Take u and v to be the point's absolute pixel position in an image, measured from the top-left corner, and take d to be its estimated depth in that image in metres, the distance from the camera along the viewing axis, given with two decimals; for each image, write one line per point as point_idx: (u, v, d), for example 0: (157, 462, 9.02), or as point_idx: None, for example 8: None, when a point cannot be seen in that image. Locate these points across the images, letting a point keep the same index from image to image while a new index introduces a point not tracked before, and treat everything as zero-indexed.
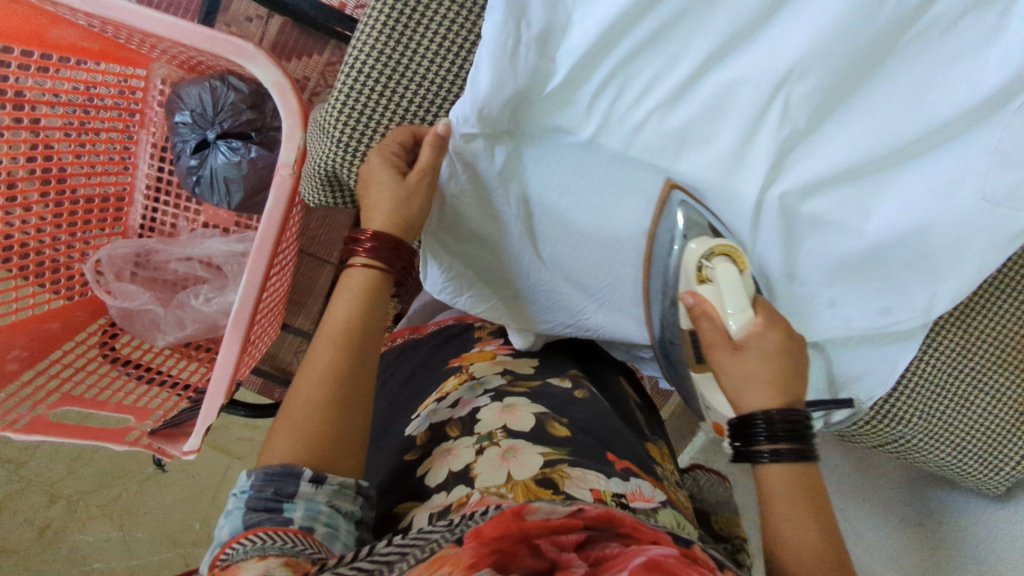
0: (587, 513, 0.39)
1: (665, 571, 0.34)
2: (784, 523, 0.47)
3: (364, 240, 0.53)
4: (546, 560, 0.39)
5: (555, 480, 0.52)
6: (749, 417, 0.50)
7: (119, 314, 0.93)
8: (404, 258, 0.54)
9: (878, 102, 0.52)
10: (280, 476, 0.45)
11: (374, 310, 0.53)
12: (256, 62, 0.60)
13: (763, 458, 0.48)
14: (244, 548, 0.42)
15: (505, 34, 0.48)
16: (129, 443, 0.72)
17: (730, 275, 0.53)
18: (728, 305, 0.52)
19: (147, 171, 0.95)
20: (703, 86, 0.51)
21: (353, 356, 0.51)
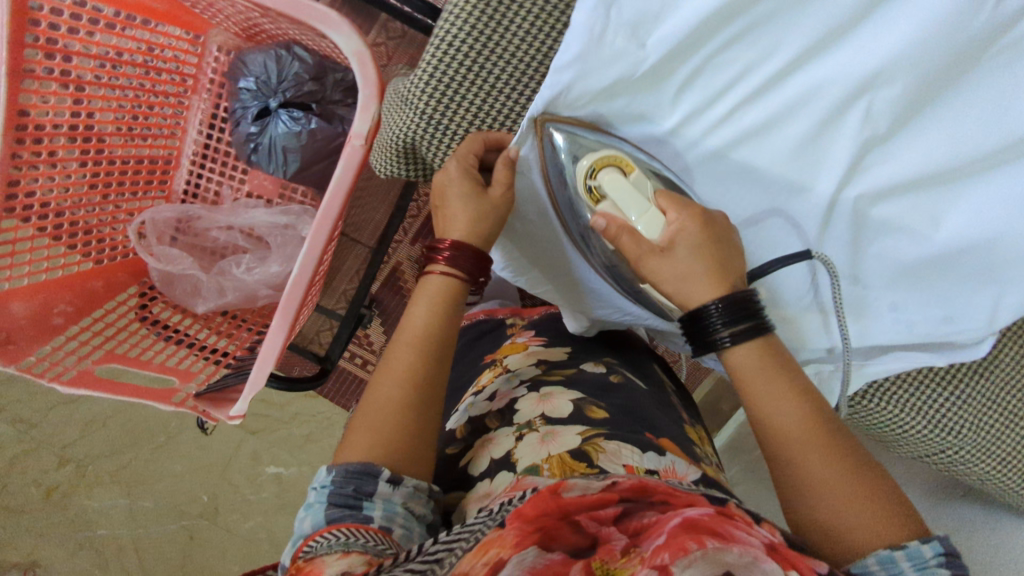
0: (620, 486, 0.38)
1: (703, 530, 0.36)
2: (769, 399, 0.49)
3: (443, 249, 0.55)
4: (589, 536, 0.39)
5: (589, 452, 0.54)
6: (700, 310, 0.50)
7: (160, 278, 0.92)
8: (481, 269, 0.56)
9: (959, 111, 0.52)
10: (358, 475, 0.47)
11: (448, 314, 0.55)
12: (339, 30, 0.60)
13: (724, 343, 0.50)
14: (327, 542, 0.43)
15: (594, 20, 0.47)
16: (175, 404, 0.72)
17: (618, 184, 0.52)
18: (633, 211, 0.52)
19: (195, 138, 0.95)
20: (790, 83, 0.51)
21: (429, 357, 0.53)
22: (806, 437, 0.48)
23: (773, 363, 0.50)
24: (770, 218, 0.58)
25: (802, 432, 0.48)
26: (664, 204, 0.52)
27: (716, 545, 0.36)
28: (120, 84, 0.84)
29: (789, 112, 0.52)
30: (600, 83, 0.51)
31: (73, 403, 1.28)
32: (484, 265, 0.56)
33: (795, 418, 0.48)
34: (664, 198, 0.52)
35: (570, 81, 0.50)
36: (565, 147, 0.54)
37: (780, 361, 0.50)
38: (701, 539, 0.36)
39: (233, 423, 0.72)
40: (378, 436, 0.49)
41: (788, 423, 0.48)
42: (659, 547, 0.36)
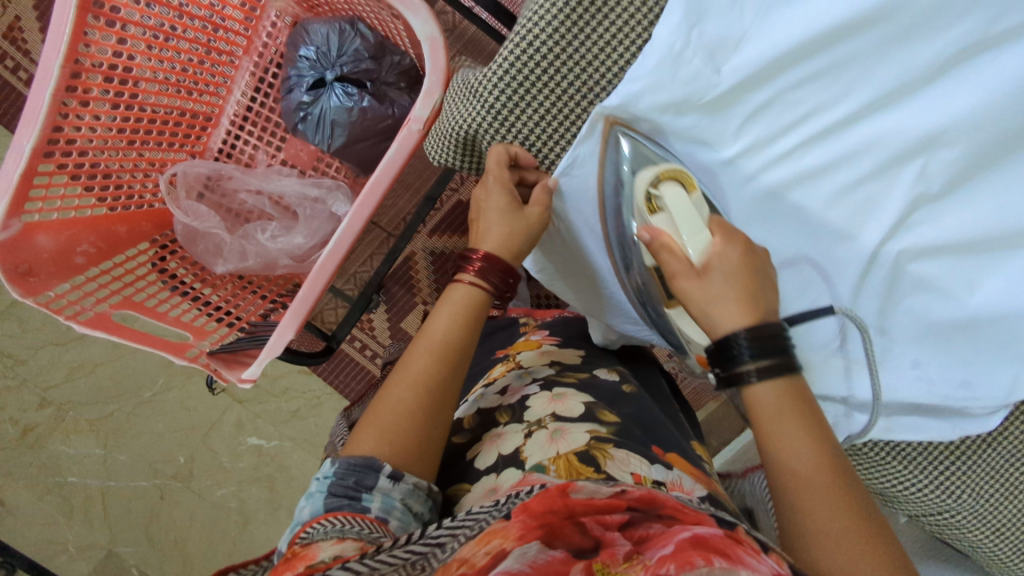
0: (630, 495, 0.38)
1: (711, 547, 0.33)
2: (783, 441, 0.44)
3: (477, 259, 0.54)
4: (591, 539, 0.36)
5: (598, 456, 0.52)
6: (728, 338, 0.47)
7: (183, 234, 0.91)
8: (507, 282, 0.56)
9: (1015, 182, 0.53)
10: (360, 468, 0.45)
11: (471, 324, 0.53)
12: (417, 14, 0.62)
13: (750, 377, 0.45)
14: (324, 528, 0.41)
15: (675, 37, 0.50)
16: (189, 359, 0.72)
17: (679, 199, 0.52)
18: (684, 230, 0.51)
19: (239, 99, 0.96)
20: (852, 132, 0.53)
21: (449, 363, 0.51)
22: (823, 482, 0.42)
23: (798, 402, 0.45)
24: (810, 262, 0.58)
25: (818, 474, 0.42)
26: (713, 228, 0.51)
27: (724, 565, 0.32)
28: (179, 35, 0.83)
29: (843, 159, 0.53)
30: (670, 99, 0.52)
31: (63, 347, 1.25)
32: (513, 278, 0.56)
33: (814, 461, 0.42)
34: (716, 223, 0.51)
35: (639, 92, 0.52)
36: (626, 154, 0.55)
37: (802, 400, 0.45)
38: (709, 556, 0.32)
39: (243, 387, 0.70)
40: (396, 422, 0.47)
41: (805, 466, 0.42)
42: (665, 558, 0.33)
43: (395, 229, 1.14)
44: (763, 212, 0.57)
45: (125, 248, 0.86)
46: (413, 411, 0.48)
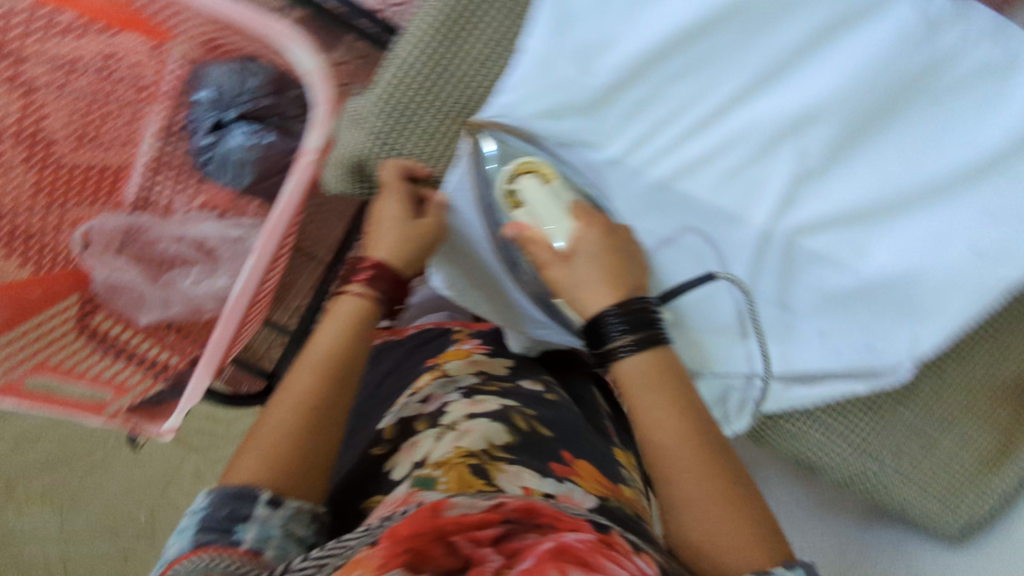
0: (506, 507, 0.39)
1: (569, 558, 0.34)
2: (650, 409, 0.47)
3: (364, 270, 0.54)
4: (461, 558, 0.36)
5: (489, 470, 0.51)
6: (597, 317, 0.49)
7: (104, 290, 0.89)
8: (399, 291, 0.56)
9: (884, 151, 0.56)
10: (236, 498, 0.44)
11: (360, 338, 0.54)
12: (299, 47, 0.62)
13: (617, 352, 0.48)
14: (191, 565, 0.39)
15: (547, 45, 0.51)
16: (106, 416, 0.70)
17: (536, 190, 0.55)
18: (546, 221, 0.53)
19: (148, 148, 0.94)
20: (728, 121, 0.55)
21: (340, 378, 0.51)
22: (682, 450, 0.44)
23: (666, 374, 0.48)
24: (710, 251, 0.59)
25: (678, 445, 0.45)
26: (575, 214, 0.53)
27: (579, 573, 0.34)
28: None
29: (721, 146, 0.55)
30: (554, 102, 0.53)
31: (9, 417, 1.23)
32: (401, 290, 0.57)
33: (676, 431, 0.45)
34: (576, 209, 0.54)
35: (520, 99, 0.53)
36: (493, 154, 0.56)
37: (668, 374, 0.48)
38: (564, 567, 0.34)
39: (162, 439, 0.70)
40: (279, 442, 0.47)
41: (669, 440, 0.45)
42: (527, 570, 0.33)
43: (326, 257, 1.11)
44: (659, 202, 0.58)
45: (37, 312, 0.84)
46: (299, 430, 0.48)
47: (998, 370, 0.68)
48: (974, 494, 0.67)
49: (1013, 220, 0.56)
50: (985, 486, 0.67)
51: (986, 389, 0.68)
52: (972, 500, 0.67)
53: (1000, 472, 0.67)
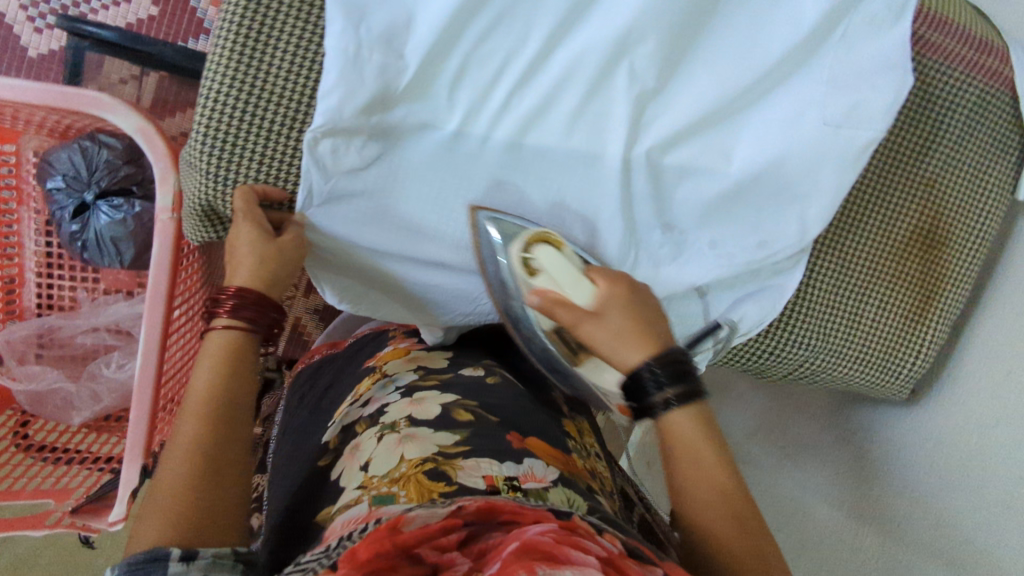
0: (466, 510, 0.35)
1: (537, 553, 0.30)
2: (694, 469, 0.45)
3: (226, 299, 0.50)
4: (428, 567, 0.32)
5: (447, 471, 0.45)
6: (636, 370, 0.47)
7: (28, 400, 0.87)
8: (269, 316, 0.52)
9: (715, 50, 0.55)
10: (146, 561, 0.38)
11: (240, 372, 0.50)
12: (115, 111, 0.59)
13: (656, 408, 0.46)
14: None
15: (345, 41, 0.49)
16: (49, 526, 0.68)
17: (553, 256, 0.54)
18: (568, 283, 0.52)
19: (34, 249, 0.91)
20: (552, 65, 0.54)
21: (226, 418, 0.47)
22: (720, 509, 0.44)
23: (703, 431, 0.46)
24: (580, 193, 0.58)
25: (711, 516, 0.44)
26: (593, 275, 0.53)
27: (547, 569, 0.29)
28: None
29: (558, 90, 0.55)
30: (367, 93, 0.50)
31: None
32: (274, 311, 0.52)
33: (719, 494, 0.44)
34: (592, 271, 0.53)
35: (337, 104, 0.50)
36: (496, 237, 0.58)
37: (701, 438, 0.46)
38: (532, 565, 0.29)
39: (116, 529, 0.68)
40: (170, 492, 0.42)
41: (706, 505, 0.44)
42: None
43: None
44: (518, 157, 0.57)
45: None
46: (188, 478, 0.42)
47: (898, 220, 0.66)
48: (906, 349, 0.69)
49: (857, 81, 0.56)
50: (915, 337, 0.68)
51: (897, 249, 0.67)
52: (905, 354, 0.69)
53: (926, 323, 0.68)
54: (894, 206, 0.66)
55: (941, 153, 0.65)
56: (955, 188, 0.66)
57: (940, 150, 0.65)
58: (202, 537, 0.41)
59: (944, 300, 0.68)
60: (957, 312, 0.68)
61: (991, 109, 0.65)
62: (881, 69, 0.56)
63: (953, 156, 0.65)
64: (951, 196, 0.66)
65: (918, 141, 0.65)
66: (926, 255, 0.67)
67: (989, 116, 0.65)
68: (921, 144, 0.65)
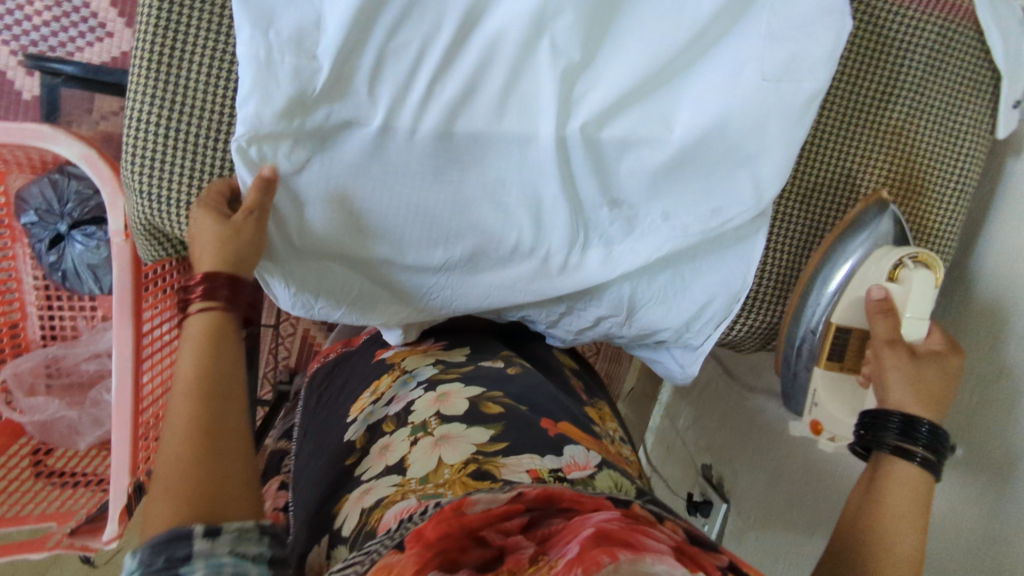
0: (527, 495, 0.39)
1: (614, 542, 0.34)
2: (899, 488, 0.50)
3: (197, 285, 0.50)
4: (494, 548, 0.37)
5: (491, 470, 0.49)
6: (886, 414, 0.53)
7: (36, 430, 0.90)
8: (245, 296, 0.52)
9: (636, 20, 0.54)
10: (167, 542, 0.39)
11: (223, 351, 0.49)
12: (57, 141, 0.60)
13: (888, 446, 0.52)
14: None
15: (255, 46, 0.50)
16: (49, 548, 0.71)
17: (926, 280, 0.57)
18: (910, 310, 0.57)
19: (33, 284, 0.94)
20: (470, 48, 0.53)
21: (219, 395, 0.47)
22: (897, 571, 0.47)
23: (922, 500, 0.50)
24: (521, 176, 0.57)
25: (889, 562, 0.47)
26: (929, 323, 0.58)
27: (630, 555, 0.33)
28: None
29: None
30: (282, 96, 0.50)
31: None
32: (251, 288, 0.52)
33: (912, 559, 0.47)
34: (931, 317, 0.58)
35: (256, 110, 0.51)
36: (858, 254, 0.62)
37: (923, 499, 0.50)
38: (613, 551, 0.33)
39: (111, 548, 0.70)
40: (176, 477, 0.42)
41: (899, 511, 0.49)
42: (572, 561, 0.33)
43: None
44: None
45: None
46: (190, 460, 0.43)
47: (866, 173, 0.65)
48: None
49: (790, 36, 0.56)
50: None
51: None
52: None
53: None
54: (859, 159, 0.64)
55: (903, 101, 0.63)
56: (925, 134, 0.64)
57: (901, 97, 0.63)
58: (221, 516, 0.41)
59: (924, 253, 0.65)
60: (942, 265, 0.65)
61: (950, 50, 0.63)
62: (817, 17, 0.56)
63: (917, 102, 0.63)
64: (921, 142, 0.64)
65: (875, 90, 0.63)
66: (902, 205, 0.65)
67: (950, 57, 0.63)
68: (879, 93, 0.63)
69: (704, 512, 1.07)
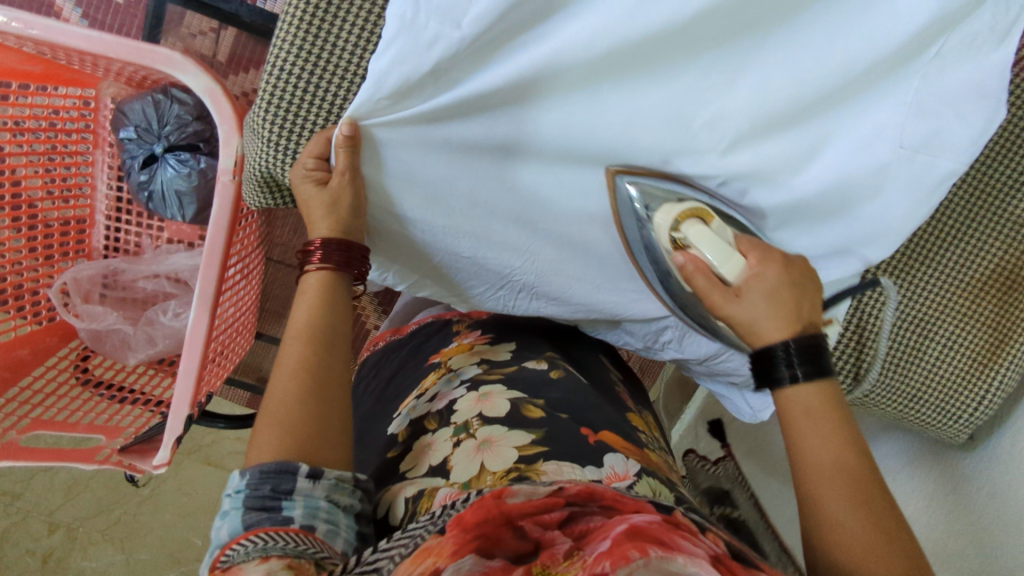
0: (567, 491, 0.37)
1: (647, 538, 0.31)
2: (810, 432, 0.49)
3: (314, 249, 0.53)
4: (531, 541, 0.35)
5: (530, 476, 0.47)
6: (769, 350, 0.51)
7: (89, 337, 0.92)
8: (358, 258, 0.55)
9: (793, 53, 0.53)
10: (276, 473, 0.41)
11: (335, 307, 0.52)
12: (185, 70, 0.61)
13: (785, 383, 0.50)
14: (245, 549, 0.39)
15: (404, 9, 0.49)
16: (99, 461, 0.72)
17: (703, 233, 0.55)
18: (717, 259, 0.54)
19: (106, 193, 0.94)
20: (621, 54, 0.51)
21: (330, 352, 0.50)
22: (835, 484, 0.46)
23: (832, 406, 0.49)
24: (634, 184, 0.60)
25: (834, 477, 0.46)
26: (744, 249, 0.55)
27: (660, 553, 0.30)
28: (26, 149, 0.82)
29: (615, 78, 0.53)
30: (421, 67, 0.50)
31: (53, 472, 1.25)
32: (362, 251, 0.55)
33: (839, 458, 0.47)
34: (743, 244, 0.55)
35: (386, 69, 0.50)
36: (636, 196, 0.59)
37: (838, 406, 0.49)
38: (644, 547, 0.31)
39: (157, 473, 0.72)
40: (284, 408, 0.45)
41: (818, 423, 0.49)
42: (601, 554, 0.31)
43: (291, 259, 1.01)
44: (570, 146, 0.57)
45: (43, 359, 0.88)
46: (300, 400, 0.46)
47: (976, 259, 0.64)
48: (970, 391, 0.67)
49: (940, 109, 0.55)
50: (980, 380, 0.66)
51: (971, 285, 0.65)
52: (969, 397, 0.67)
53: (994, 366, 0.66)
54: (972, 242, 0.63)
55: None
56: None
57: None
58: (320, 459, 0.44)
59: (1018, 345, 0.65)
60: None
61: None
62: (973, 96, 0.54)
63: None
64: None
65: (1009, 178, 0.62)
66: (1005, 298, 0.64)
67: None
68: (1015, 178, 0.61)
69: None
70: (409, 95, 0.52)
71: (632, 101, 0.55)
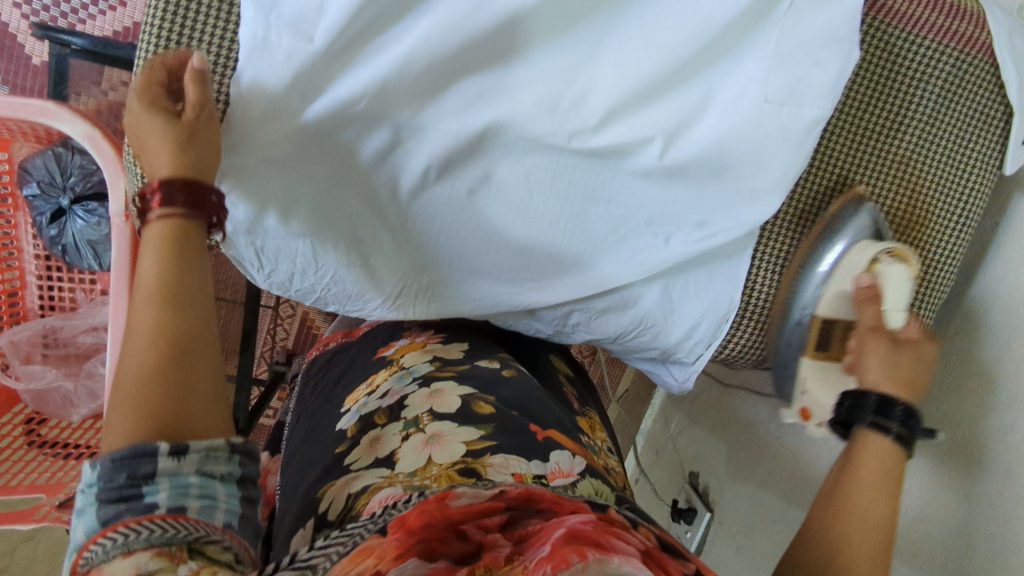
0: (507, 494, 0.37)
1: (586, 541, 0.32)
2: (858, 494, 0.48)
3: (153, 192, 0.46)
4: (473, 543, 0.35)
5: (478, 468, 0.48)
6: (891, 396, 0.51)
7: (32, 398, 0.91)
8: (210, 202, 0.48)
9: (644, 24, 0.53)
10: (131, 458, 0.38)
11: (188, 261, 0.47)
12: (61, 119, 0.62)
13: (888, 433, 0.50)
14: (104, 549, 0.36)
15: (254, 28, 0.50)
16: (36, 520, 0.72)
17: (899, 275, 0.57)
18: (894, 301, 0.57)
19: (33, 254, 0.93)
20: (470, 44, 0.52)
21: (188, 310, 0.45)
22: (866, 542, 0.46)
23: (892, 470, 0.49)
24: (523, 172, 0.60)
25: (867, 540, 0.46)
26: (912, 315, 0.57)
27: (598, 556, 0.31)
28: None
29: (477, 69, 0.54)
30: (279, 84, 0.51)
31: (33, 540, 1.24)
32: (217, 198, 0.49)
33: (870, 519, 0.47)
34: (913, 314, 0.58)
35: (245, 89, 0.51)
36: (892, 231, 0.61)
37: (891, 473, 0.49)
38: (583, 551, 0.31)
39: None
40: (138, 383, 0.41)
41: (873, 490, 0.48)
42: (542, 560, 0.31)
43: None
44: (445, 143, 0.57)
45: None
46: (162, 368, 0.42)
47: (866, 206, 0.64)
48: None
49: (800, 61, 0.55)
50: None
51: None
52: None
53: None
54: (862, 187, 0.64)
55: (912, 131, 0.62)
56: (932, 166, 0.63)
57: (912, 127, 0.62)
58: (188, 432, 0.41)
59: (922, 285, 0.65)
60: (936, 297, 0.65)
61: (963, 85, 0.62)
62: (827, 42, 0.55)
63: (927, 132, 0.63)
64: (927, 175, 0.63)
65: (886, 119, 0.62)
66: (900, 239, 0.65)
67: (963, 87, 0.62)
68: (889, 123, 0.62)
69: (688, 519, 1.09)
70: (271, 108, 0.52)
71: (499, 89, 0.55)
